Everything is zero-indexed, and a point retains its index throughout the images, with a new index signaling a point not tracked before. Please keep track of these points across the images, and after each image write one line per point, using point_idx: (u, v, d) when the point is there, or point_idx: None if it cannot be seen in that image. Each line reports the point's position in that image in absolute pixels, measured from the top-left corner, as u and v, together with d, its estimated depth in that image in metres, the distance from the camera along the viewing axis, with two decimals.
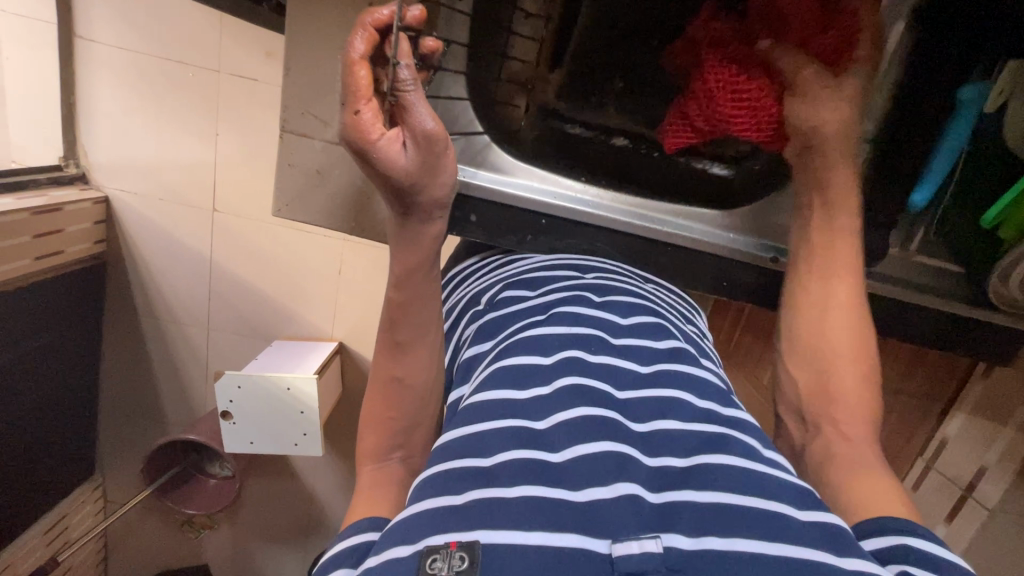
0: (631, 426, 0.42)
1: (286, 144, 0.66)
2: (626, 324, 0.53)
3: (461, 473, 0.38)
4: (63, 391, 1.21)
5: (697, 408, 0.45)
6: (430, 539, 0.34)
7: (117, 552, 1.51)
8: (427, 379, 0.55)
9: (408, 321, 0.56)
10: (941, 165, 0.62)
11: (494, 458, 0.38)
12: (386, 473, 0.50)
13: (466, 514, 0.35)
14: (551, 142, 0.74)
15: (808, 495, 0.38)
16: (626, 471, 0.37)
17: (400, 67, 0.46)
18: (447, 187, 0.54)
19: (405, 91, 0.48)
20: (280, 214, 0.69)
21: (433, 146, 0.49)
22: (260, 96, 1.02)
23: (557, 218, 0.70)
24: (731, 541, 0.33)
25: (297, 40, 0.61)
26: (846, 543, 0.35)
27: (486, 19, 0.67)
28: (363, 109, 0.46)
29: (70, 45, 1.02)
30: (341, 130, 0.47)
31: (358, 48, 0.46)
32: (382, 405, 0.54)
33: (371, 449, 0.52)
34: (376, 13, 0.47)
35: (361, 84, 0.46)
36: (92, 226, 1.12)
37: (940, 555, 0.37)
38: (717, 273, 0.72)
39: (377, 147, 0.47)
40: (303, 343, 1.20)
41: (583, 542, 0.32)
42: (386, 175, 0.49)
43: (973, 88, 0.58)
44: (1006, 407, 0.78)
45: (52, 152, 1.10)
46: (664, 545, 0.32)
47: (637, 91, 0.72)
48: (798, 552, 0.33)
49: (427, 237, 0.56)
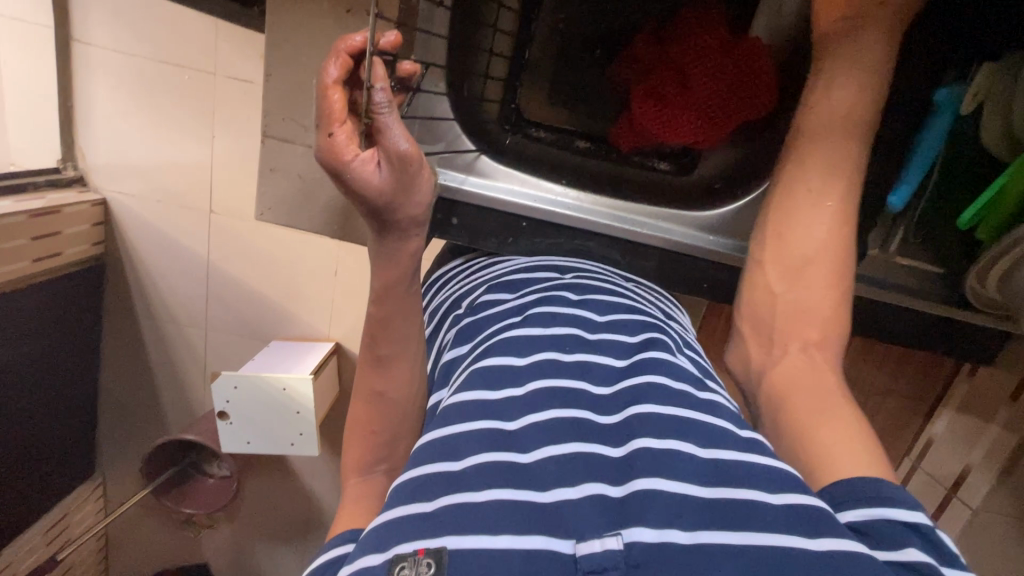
0: (597, 420, 0.43)
1: (268, 148, 0.66)
2: (603, 321, 0.54)
3: (431, 477, 0.39)
4: (61, 391, 1.22)
5: (673, 390, 0.44)
6: (398, 547, 0.35)
7: (117, 551, 1.52)
8: (408, 387, 0.55)
9: (391, 337, 0.56)
10: (918, 167, 0.61)
11: (464, 461, 0.39)
12: (370, 485, 0.52)
13: (435, 520, 0.35)
14: (530, 147, 0.76)
15: (785, 476, 0.38)
16: (593, 471, 0.38)
17: (375, 92, 0.45)
18: (423, 206, 0.54)
19: (380, 114, 0.47)
20: (263, 218, 0.70)
21: (408, 167, 0.49)
22: (253, 99, 1.02)
23: (538, 221, 0.71)
24: (696, 535, 0.33)
25: (280, 47, 0.62)
26: (823, 526, 0.34)
27: (467, 28, 0.69)
28: (336, 132, 0.47)
29: (67, 49, 1.03)
30: (318, 153, 0.48)
31: (331, 73, 0.46)
32: (366, 418, 0.55)
33: (356, 462, 0.54)
34: (350, 39, 0.48)
35: (334, 108, 0.47)
36: (89, 228, 1.14)
37: (907, 525, 0.36)
38: (700, 275, 0.73)
39: (351, 167, 0.48)
40: (296, 344, 1.20)
41: (548, 543, 0.33)
42: (360, 198, 0.50)
43: (947, 89, 0.58)
44: (992, 406, 0.77)
45: (49, 156, 1.11)
46: (626, 542, 0.33)
47: (599, 97, 0.78)
48: (764, 541, 0.33)
49: (404, 254, 0.55)
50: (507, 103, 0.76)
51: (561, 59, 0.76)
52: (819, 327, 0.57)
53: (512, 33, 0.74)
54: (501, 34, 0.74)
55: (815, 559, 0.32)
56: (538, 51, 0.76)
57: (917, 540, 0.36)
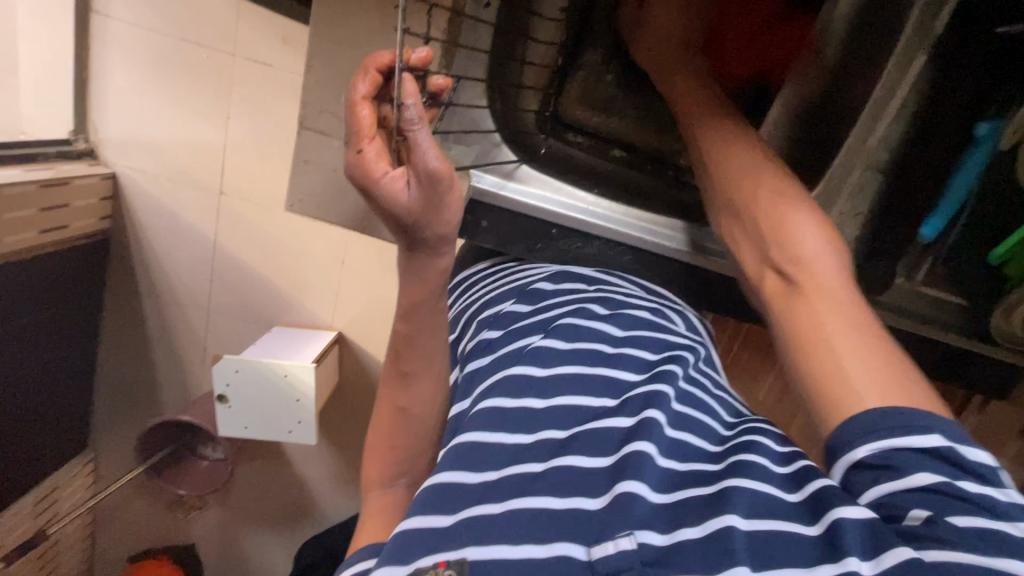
0: (620, 422, 0.45)
1: (303, 141, 0.66)
2: (626, 335, 0.56)
3: (453, 488, 0.42)
4: (60, 366, 1.21)
5: (678, 409, 0.47)
6: (419, 561, 0.38)
7: (105, 527, 1.51)
8: (435, 409, 0.58)
9: (417, 353, 0.58)
10: (951, 201, 0.63)
11: (483, 475, 0.42)
12: (392, 498, 0.56)
13: (457, 533, 0.39)
14: (563, 155, 0.75)
15: (802, 473, 0.41)
16: (631, 471, 0.40)
17: (406, 107, 0.41)
18: (452, 224, 0.51)
19: (412, 130, 0.43)
20: (292, 209, 0.69)
21: (437, 185, 0.46)
22: (273, 83, 1.02)
23: (568, 228, 0.73)
24: (707, 525, 0.36)
25: (322, 40, 0.62)
26: (828, 497, 0.36)
27: (511, 38, 0.69)
28: (365, 147, 0.45)
29: (86, 21, 1.02)
30: (347, 169, 0.46)
31: (360, 89, 0.45)
32: (389, 431, 0.59)
33: (377, 476, 0.57)
34: (379, 56, 0.47)
35: (363, 123, 0.44)
36: (98, 202, 1.12)
37: (893, 473, 0.35)
38: (719, 290, 0.75)
39: (381, 184, 0.45)
40: (300, 331, 1.20)
41: (565, 549, 0.36)
42: (389, 212, 0.48)
43: (989, 125, 0.59)
44: (998, 439, 0.79)
45: (61, 126, 1.09)
46: (638, 541, 0.36)
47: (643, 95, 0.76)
48: (767, 525, 0.36)
49: (432, 272, 0.55)
50: (546, 114, 0.75)
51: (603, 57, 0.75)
52: (823, 265, 0.51)
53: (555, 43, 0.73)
54: (544, 45, 0.72)
55: (816, 542, 0.34)
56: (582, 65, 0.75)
57: (912, 476, 0.34)
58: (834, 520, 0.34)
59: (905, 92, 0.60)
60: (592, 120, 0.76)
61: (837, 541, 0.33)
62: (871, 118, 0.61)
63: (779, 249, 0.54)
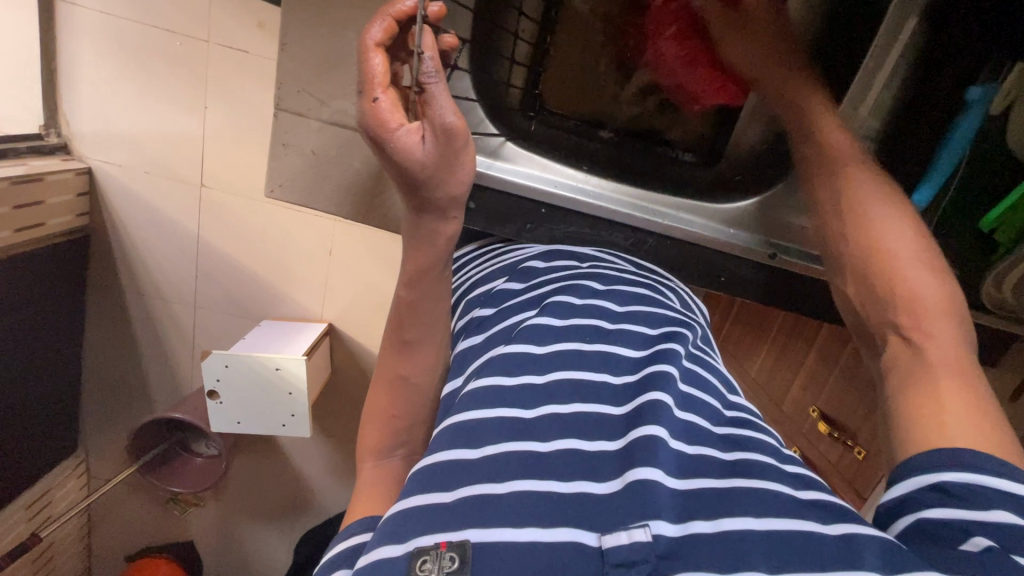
0: (610, 410, 0.45)
1: (281, 123, 0.64)
2: (623, 311, 0.56)
3: (453, 466, 0.40)
4: (45, 368, 1.18)
5: (683, 390, 0.47)
6: (420, 540, 0.36)
7: (100, 527, 1.50)
8: (432, 378, 0.58)
9: (419, 319, 0.58)
10: (945, 164, 0.62)
11: (484, 450, 0.41)
12: (386, 469, 0.53)
13: (456, 514, 0.37)
14: (549, 133, 0.75)
15: (803, 479, 0.41)
16: (648, 457, 0.39)
17: (423, 58, 0.45)
18: (463, 185, 0.53)
19: (428, 83, 0.46)
20: (273, 195, 0.67)
21: (453, 141, 0.48)
22: (249, 71, 0.98)
23: (556, 207, 0.72)
24: (718, 523, 0.35)
25: (296, 18, 0.60)
26: (844, 517, 0.37)
27: (493, 9, 0.68)
28: (380, 96, 0.46)
29: (51, 8, 0.97)
30: (359, 120, 0.47)
31: (374, 36, 0.47)
32: (387, 401, 0.57)
33: (374, 445, 0.55)
34: (399, 4, 0.48)
35: (376, 72, 0.46)
36: (73, 198, 1.08)
37: (970, 505, 0.35)
38: (711, 267, 0.74)
39: (395, 136, 0.46)
40: (287, 324, 1.17)
41: (575, 536, 0.35)
42: (401, 169, 0.49)
43: (980, 88, 0.59)
44: None
45: (31, 120, 1.05)
46: (653, 533, 0.34)
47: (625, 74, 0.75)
48: (783, 525, 0.35)
49: (441, 236, 0.56)
50: (531, 90, 0.75)
51: (584, 34, 0.73)
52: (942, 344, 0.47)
53: (535, 19, 0.72)
54: (523, 18, 0.72)
55: (831, 541, 0.34)
56: (561, 40, 0.74)
57: (991, 512, 0.34)
58: (849, 534, 0.35)
59: (898, 56, 0.62)
60: (577, 97, 0.76)
61: (855, 552, 0.33)
62: (865, 81, 0.64)
63: (885, 306, 0.52)
